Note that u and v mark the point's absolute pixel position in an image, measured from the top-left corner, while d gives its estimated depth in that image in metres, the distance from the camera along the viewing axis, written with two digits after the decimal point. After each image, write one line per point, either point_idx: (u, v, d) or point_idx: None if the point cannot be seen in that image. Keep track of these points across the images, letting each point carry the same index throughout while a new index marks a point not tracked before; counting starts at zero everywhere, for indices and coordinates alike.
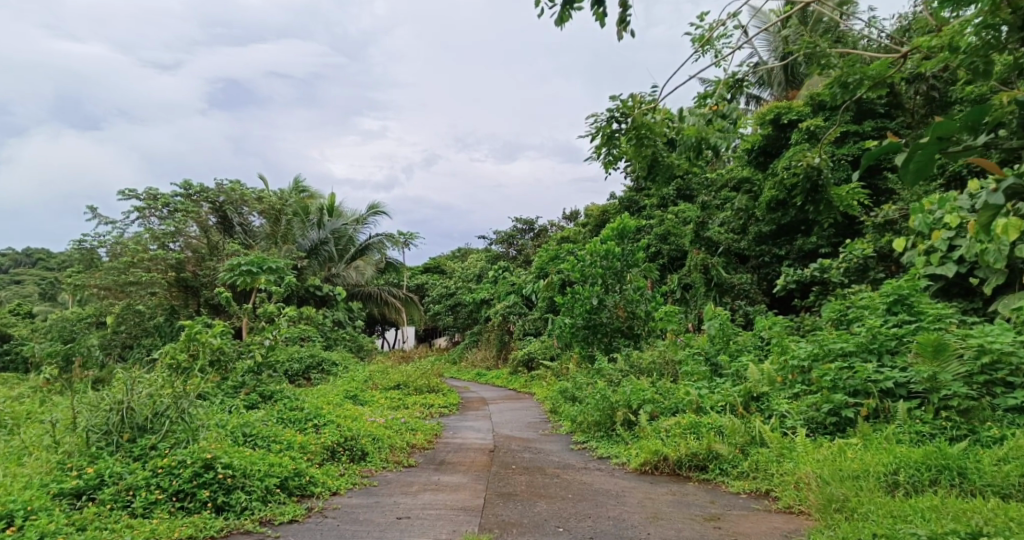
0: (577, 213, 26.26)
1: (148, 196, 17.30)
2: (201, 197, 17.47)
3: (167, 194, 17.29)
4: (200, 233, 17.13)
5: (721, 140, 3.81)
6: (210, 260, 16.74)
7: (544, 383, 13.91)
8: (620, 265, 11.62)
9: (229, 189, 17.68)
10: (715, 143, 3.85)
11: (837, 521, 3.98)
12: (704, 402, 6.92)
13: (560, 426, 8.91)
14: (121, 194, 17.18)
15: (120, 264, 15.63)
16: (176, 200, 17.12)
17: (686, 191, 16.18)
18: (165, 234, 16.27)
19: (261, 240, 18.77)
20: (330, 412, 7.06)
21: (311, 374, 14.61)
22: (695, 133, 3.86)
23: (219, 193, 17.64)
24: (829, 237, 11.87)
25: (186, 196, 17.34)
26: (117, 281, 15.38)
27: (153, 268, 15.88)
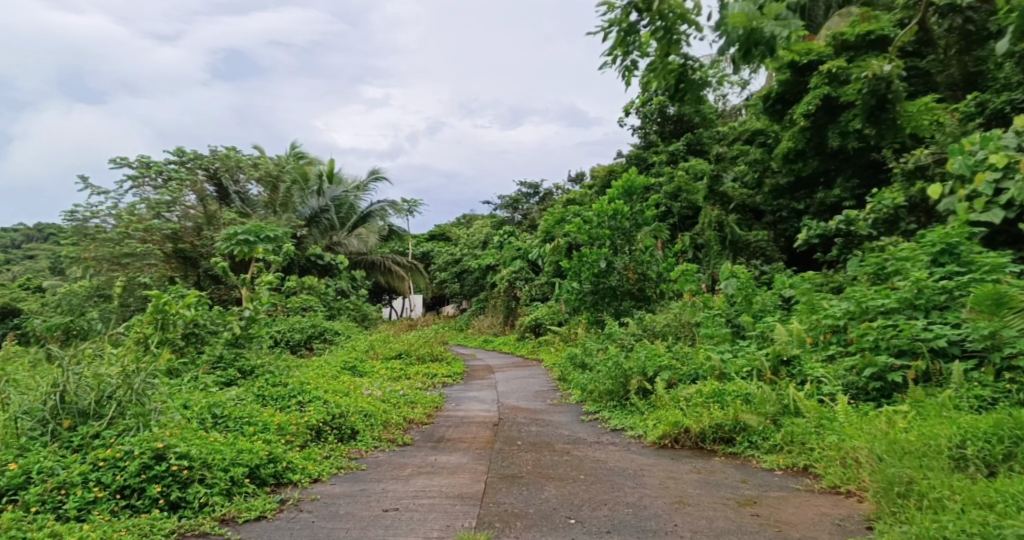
0: (583, 175, 25.39)
1: (141, 163, 16.60)
2: (194, 164, 16.87)
3: (160, 162, 16.62)
4: (197, 203, 16.54)
5: (777, 28, 3.03)
6: (208, 230, 16.23)
7: (552, 349, 13.34)
8: (629, 225, 10.91)
9: (223, 157, 17.08)
10: (768, 35, 3.08)
11: (916, 514, 3.35)
12: (728, 367, 6.27)
13: (569, 395, 8.34)
14: (112, 163, 16.49)
15: (114, 235, 15.05)
16: (169, 168, 16.50)
17: (698, 145, 15.35)
18: (160, 203, 15.69)
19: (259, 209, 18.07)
20: (318, 386, 6.42)
21: (313, 344, 14.12)
22: (744, 23, 3.08)
23: (215, 160, 17.02)
24: (854, 188, 11.06)
25: (180, 164, 16.75)
26: (112, 253, 14.75)
27: (149, 238, 15.27)
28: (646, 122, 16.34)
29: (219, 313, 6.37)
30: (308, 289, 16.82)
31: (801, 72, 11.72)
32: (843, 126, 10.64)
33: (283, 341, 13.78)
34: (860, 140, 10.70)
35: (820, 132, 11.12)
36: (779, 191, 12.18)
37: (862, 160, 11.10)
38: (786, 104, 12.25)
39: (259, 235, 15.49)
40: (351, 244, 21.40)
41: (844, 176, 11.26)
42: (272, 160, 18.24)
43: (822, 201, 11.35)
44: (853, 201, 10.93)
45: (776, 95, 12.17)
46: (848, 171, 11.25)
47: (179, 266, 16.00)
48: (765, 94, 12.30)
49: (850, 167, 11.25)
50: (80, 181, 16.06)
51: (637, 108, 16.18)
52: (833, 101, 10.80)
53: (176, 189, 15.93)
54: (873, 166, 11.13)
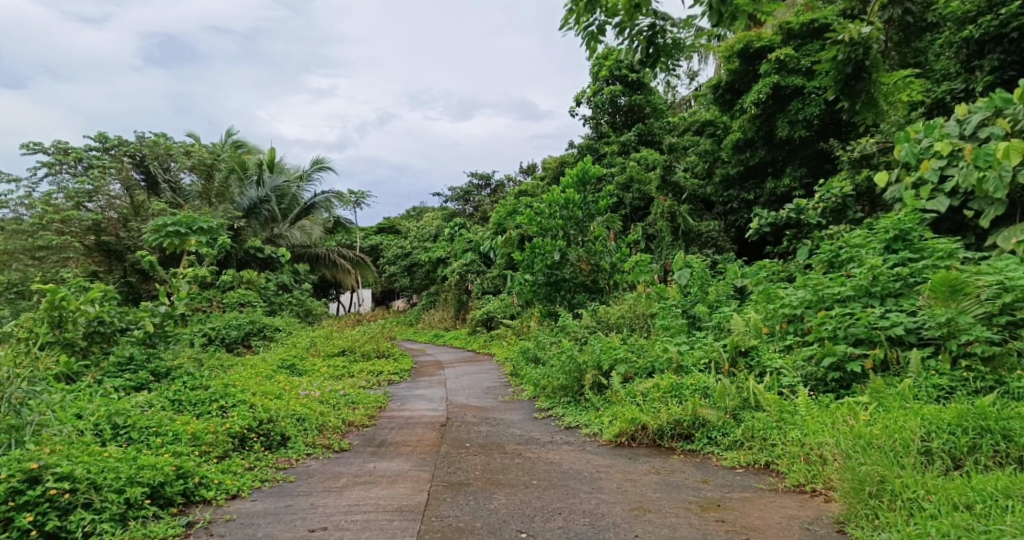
0: (535, 166, 25.06)
1: (57, 150, 15.46)
2: (118, 151, 15.87)
3: (81, 149, 15.58)
4: (123, 192, 15.58)
5: None
6: (136, 221, 15.29)
7: (504, 343, 12.99)
8: (581, 215, 10.63)
9: (151, 143, 16.09)
10: None
11: (891, 516, 3.10)
12: (685, 359, 6.00)
13: (521, 391, 8.00)
14: (26, 148, 15.29)
15: (28, 227, 13.97)
16: (90, 155, 15.53)
17: (650, 136, 15.20)
18: (81, 192, 14.60)
19: (194, 200, 17.13)
20: (246, 388, 5.90)
21: (252, 341, 13.43)
22: None
23: (142, 147, 16.05)
24: (801, 177, 10.89)
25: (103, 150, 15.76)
26: (25, 245, 13.67)
27: (66, 230, 14.26)
28: (597, 112, 16.00)
29: (130, 310, 5.76)
30: (247, 284, 16.03)
31: (750, 60, 11.58)
32: (792, 114, 10.58)
33: (219, 338, 13.03)
34: (807, 128, 10.59)
35: (770, 120, 11.09)
36: (729, 181, 12.08)
37: (809, 151, 10.90)
38: (735, 93, 12.12)
39: (191, 227, 14.72)
40: (294, 237, 20.52)
41: (791, 166, 11.07)
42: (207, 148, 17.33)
43: (773, 191, 11.26)
44: (801, 190, 10.79)
45: (725, 84, 12.01)
46: (795, 161, 11.07)
47: (102, 260, 15.08)
48: (714, 83, 12.13)
49: (798, 157, 11.07)
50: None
51: (588, 98, 15.93)
52: (781, 91, 10.76)
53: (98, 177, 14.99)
54: (820, 156, 10.92)
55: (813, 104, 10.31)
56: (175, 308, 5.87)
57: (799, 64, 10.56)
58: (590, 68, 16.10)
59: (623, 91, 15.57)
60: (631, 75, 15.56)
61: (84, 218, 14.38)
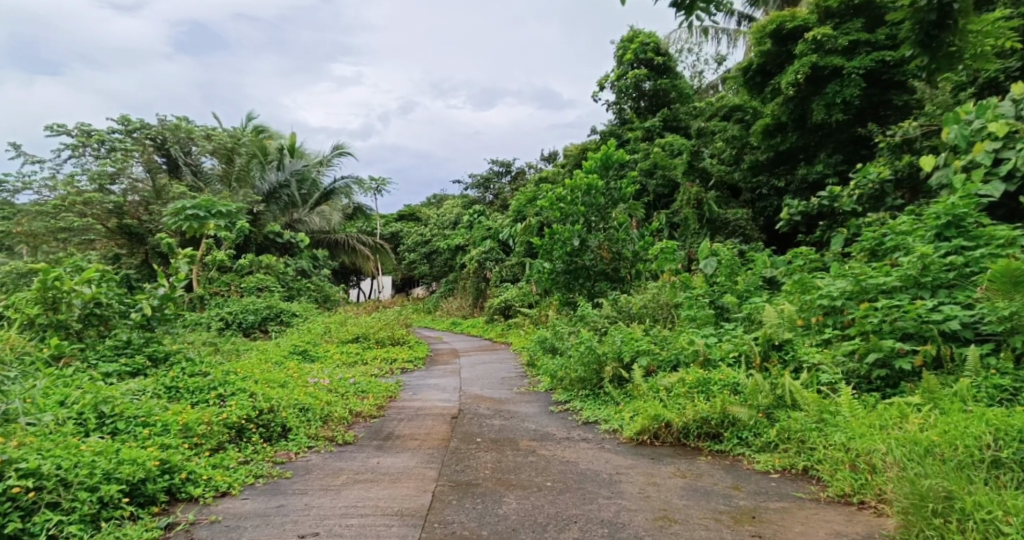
0: (556, 154, 24.57)
1: (80, 132, 15.33)
2: (140, 134, 15.59)
3: (103, 131, 15.40)
4: (145, 174, 15.43)
5: None
6: (157, 204, 15.19)
7: (522, 332, 12.66)
8: (604, 201, 10.19)
9: (172, 126, 15.75)
10: None
11: None
12: (712, 352, 5.59)
13: (538, 382, 7.67)
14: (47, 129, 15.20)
15: (47, 209, 13.92)
16: (111, 137, 15.29)
17: (675, 121, 14.69)
18: (103, 175, 14.54)
19: (213, 183, 16.92)
20: (248, 375, 5.62)
21: (268, 326, 13.24)
22: None
23: (163, 131, 15.69)
24: (836, 164, 10.34)
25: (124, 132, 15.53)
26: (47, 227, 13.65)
27: (90, 213, 14.17)
28: (621, 96, 15.48)
29: (129, 292, 5.50)
30: (265, 268, 15.86)
31: (783, 41, 10.98)
32: (827, 98, 9.98)
33: (235, 323, 12.89)
34: (844, 112, 10.01)
35: (804, 103, 10.51)
36: (758, 167, 11.56)
37: (843, 136, 10.35)
38: (766, 75, 11.55)
39: (210, 210, 14.49)
40: (312, 222, 20.25)
41: (825, 151, 10.52)
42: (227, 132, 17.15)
43: (804, 177, 10.72)
44: (836, 177, 10.22)
45: (755, 66, 11.43)
46: (830, 145, 10.51)
47: (123, 242, 15.05)
48: (744, 65, 11.57)
49: (832, 142, 10.50)
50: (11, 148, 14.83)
51: (612, 81, 15.43)
52: (817, 72, 10.15)
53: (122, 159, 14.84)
54: (855, 141, 10.39)
55: (852, 85, 9.76)
56: (175, 290, 5.59)
57: (837, 44, 10.01)
58: (615, 50, 15.57)
59: (648, 75, 15.02)
60: (657, 58, 15.00)
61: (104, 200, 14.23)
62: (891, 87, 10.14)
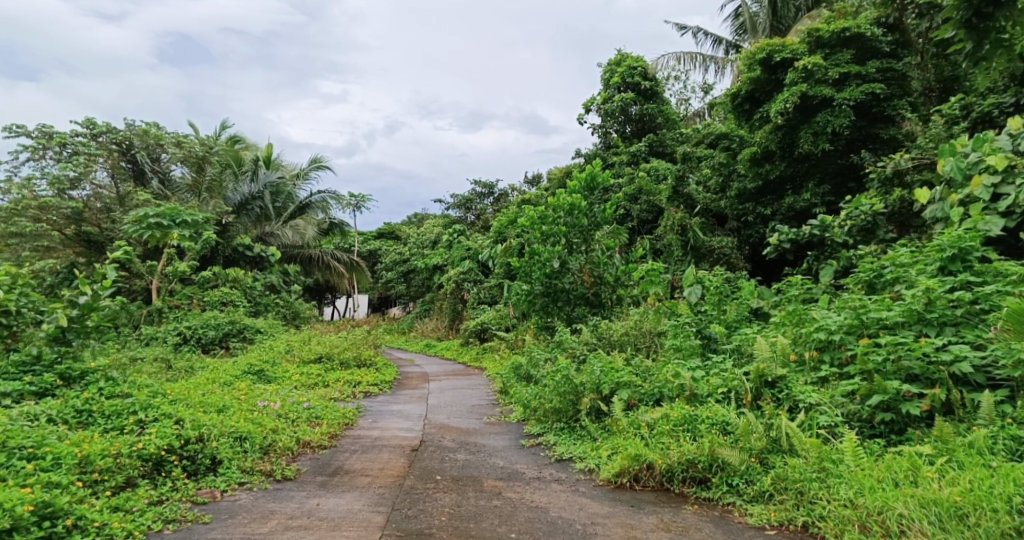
0: (540, 177, 24.19)
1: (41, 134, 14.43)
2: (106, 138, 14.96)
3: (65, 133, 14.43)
4: (110, 180, 14.79)
5: None
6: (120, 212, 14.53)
7: (496, 356, 12.13)
8: (587, 223, 9.71)
9: (141, 132, 15.19)
10: None
11: None
12: (698, 386, 5.11)
13: (510, 412, 7.11)
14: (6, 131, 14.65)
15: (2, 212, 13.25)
16: (75, 140, 14.35)
17: (660, 147, 14.39)
18: (63, 179, 13.80)
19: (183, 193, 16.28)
20: (183, 398, 5.03)
21: (231, 342, 12.53)
22: None
23: (131, 137, 15.12)
24: (823, 194, 10.02)
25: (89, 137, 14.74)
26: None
27: (45, 218, 13.52)
28: (606, 120, 15.17)
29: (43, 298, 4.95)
30: (232, 282, 15.20)
31: (771, 69, 10.67)
32: (817, 126, 9.68)
33: (194, 338, 12.20)
34: (832, 142, 9.69)
35: (793, 132, 10.19)
36: (745, 196, 11.21)
37: (830, 167, 10.06)
38: (754, 103, 11.24)
39: (174, 219, 13.82)
40: (285, 236, 19.41)
41: (812, 181, 10.20)
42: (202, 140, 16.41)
43: (790, 207, 10.38)
44: (823, 207, 9.88)
45: (744, 94, 11.12)
46: (816, 176, 10.20)
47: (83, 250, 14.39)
48: (731, 92, 11.25)
49: (819, 173, 10.21)
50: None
51: (597, 105, 15.11)
52: (808, 100, 9.85)
53: (87, 163, 14.14)
54: (842, 172, 10.10)
55: (842, 116, 9.45)
56: (98, 299, 5.10)
57: (826, 75, 9.72)
58: (601, 74, 15.29)
59: (634, 100, 14.73)
60: (643, 83, 14.71)
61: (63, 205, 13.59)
62: (880, 121, 9.80)
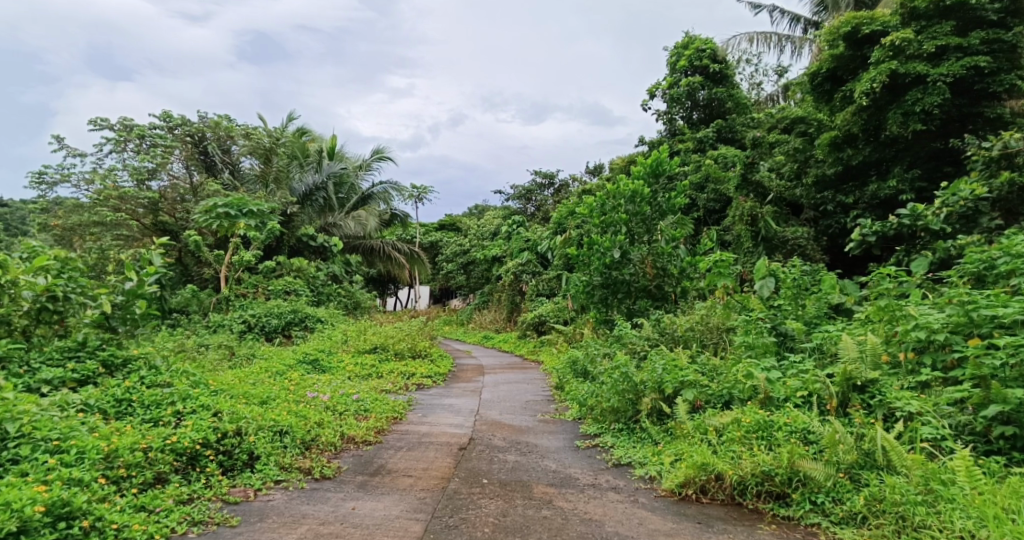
0: (602, 167, 23.53)
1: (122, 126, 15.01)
2: (181, 130, 15.13)
3: (143, 125, 14.91)
4: (184, 171, 15.17)
5: None
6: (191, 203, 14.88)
7: (554, 350, 11.76)
8: (650, 212, 9.20)
9: (213, 124, 15.31)
10: None
11: None
12: (773, 389, 4.61)
13: (566, 410, 6.74)
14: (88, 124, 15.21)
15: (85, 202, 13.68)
16: (152, 132, 14.87)
17: (730, 133, 13.63)
18: (142, 170, 14.24)
19: (252, 184, 16.46)
20: (227, 389, 4.87)
21: (293, 331, 12.58)
22: None
23: (205, 129, 15.25)
24: (912, 180, 9.17)
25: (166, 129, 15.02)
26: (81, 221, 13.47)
27: (123, 207, 13.89)
28: (672, 106, 14.50)
29: (90, 284, 4.75)
30: (295, 271, 15.36)
31: (857, 45, 9.81)
32: (906, 106, 8.86)
33: (258, 327, 12.32)
34: (923, 123, 8.83)
35: (880, 114, 9.38)
36: (824, 183, 10.44)
37: (922, 150, 9.23)
38: (836, 82, 10.39)
39: (242, 210, 14.14)
40: (347, 226, 19.48)
41: (901, 166, 9.37)
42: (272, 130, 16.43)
43: (874, 194, 9.58)
44: (912, 194, 9.06)
45: (825, 72, 10.29)
46: (906, 160, 9.37)
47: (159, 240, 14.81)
48: (810, 71, 10.45)
49: (909, 157, 9.38)
50: (56, 141, 14.93)
51: (663, 90, 14.45)
52: (897, 79, 9.01)
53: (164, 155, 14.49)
54: (936, 156, 9.24)
55: (935, 94, 8.57)
56: (144, 285, 4.88)
57: (919, 50, 8.85)
58: (668, 58, 14.61)
59: (702, 85, 14.00)
60: (712, 66, 13.93)
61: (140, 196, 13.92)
62: (984, 98, 8.88)
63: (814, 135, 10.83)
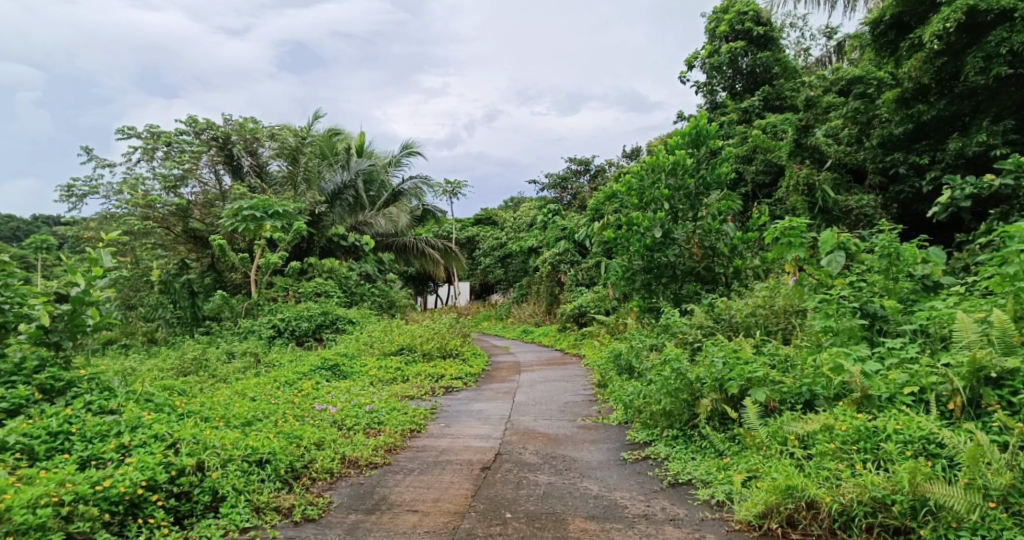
0: (640, 150, 22.38)
1: (148, 134, 14.40)
2: (207, 134, 14.24)
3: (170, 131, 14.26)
4: (213, 178, 14.75)
5: None
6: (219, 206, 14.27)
7: (596, 342, 10.81)
8: (694, 186, 8.16)
9: (239, 126, 14.38)
10: None
11: None
12: (871, 385, 3.68)
13: (610, 413, 5.84)
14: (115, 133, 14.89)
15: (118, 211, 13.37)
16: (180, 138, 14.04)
17: (778, 100, 12.44)
18: (171, 178, 13.74)
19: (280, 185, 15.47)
20: (205, 408, 4.13)
21: (324, 333, 11.90)
22: None
23: (231, 131, 14.38)
24: (1004, 132, 7.91)
25: (193, 135, 14.15)
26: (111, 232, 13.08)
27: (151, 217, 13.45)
28: (714, 75, 13.41)
29: (32, 292, 4.14)
30: (326, 273, 14.71)
31: None
32: (988, 48, 7.61)
33: (287, 331, 11.67)
34: (1012, 66, 7.60)
35: (958, 59, 8.19)
36: (891, 144, 9.33)
37: (1009, 99, 7.99)
38: (902, 30, 9.03)
39: (268, 211, 13.33)
40: (379, 224, 18.40)
41: (986, 117, 8.12)
42: (297, 128, 15.46)
43: (959, 151, 8.30)
44: (1007, 149, 7.75)
45: (889, 19, 8.94)
46: (992, 111, 8.14)
47: (190, 248, 14.21)
48: (871, 18, 9.11)
49: (995, 107, 8.16)
50: (82, 152, 14.59)
51: (702, 59, 13.32)
52: (976, 18, 7.76)
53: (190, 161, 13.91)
54: None
55: None
56: (94, 291, 4.24)
57: None
58: (706, 22, 13.36)
59: (746, 49, 12.78)
60: (757, 28, 12.65)
61: (167, 202, 13.38)
62: None
63: (875, 95, 9.61)
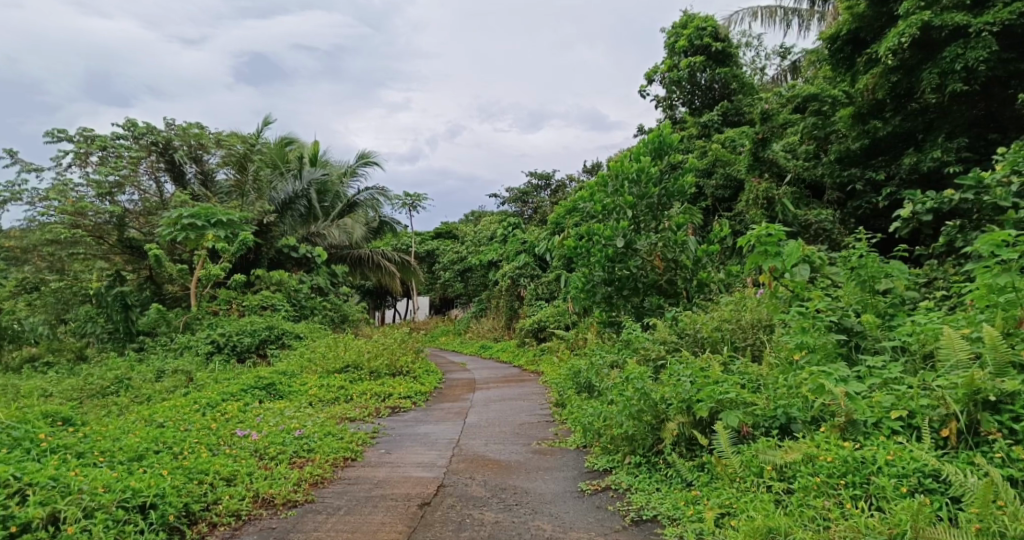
0: (599, 166, 22.20)
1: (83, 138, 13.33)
2: (148, 139, 13.36)
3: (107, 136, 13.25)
4: (155, 187, 13.74)
5: None
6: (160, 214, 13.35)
7: (555, 360, 10.34)
8: (657, 195, 7.80)
9: (182, 130, 13.59)
10: None
11: None
12: (856, 409, 3.29)
13: (568, 435, 5.35)
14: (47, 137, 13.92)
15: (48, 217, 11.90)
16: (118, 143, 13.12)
17: (737, 115, 12.27)
18: (105, 184, 12.60)
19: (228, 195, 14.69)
20: (91, 437, 3.71)
21: (268, 349, 11.17)
22: None
23: (173, 136, 13.55)
24: (958, 149, 7.72)
25: (133, 140, 13.27)
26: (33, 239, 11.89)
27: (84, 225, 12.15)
28: (672, 90, 13.11)
29: None
30: (275, 285, 13.91)
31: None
32: (943, 63, 7.41)
33: (228, 346, 10.87)
34: (966, 82, 7.40)
35: (911, 75, 8.02)
36: (848, 160, 9.14)
37: (961, 117, 7.84)
38: (859, 45, 8.87)
39: (210, 220, 12.43)
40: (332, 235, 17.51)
41: (941, 134, 7.96)
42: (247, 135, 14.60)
43: (914, 167, 8.13)
44: (960, 166, 7.56)
45: (846, 35, 8.79)
46: (945, 128, 7.95)
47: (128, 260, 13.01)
48: (827, 34, 8.95)
49: (948, 124, 7.94)
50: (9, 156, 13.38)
51: (662, 73, 13.08)
52: (929, 34, 7.58)
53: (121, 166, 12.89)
54: (978, 123, 7.94)
55: (980, 47, 7.13)
56: None
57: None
58: (665, 38, 13.19)
59: (705, 65, 12.59)
60: (715, 44, 12.50)
61: (101, 210, 12.19)
62: None
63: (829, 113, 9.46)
